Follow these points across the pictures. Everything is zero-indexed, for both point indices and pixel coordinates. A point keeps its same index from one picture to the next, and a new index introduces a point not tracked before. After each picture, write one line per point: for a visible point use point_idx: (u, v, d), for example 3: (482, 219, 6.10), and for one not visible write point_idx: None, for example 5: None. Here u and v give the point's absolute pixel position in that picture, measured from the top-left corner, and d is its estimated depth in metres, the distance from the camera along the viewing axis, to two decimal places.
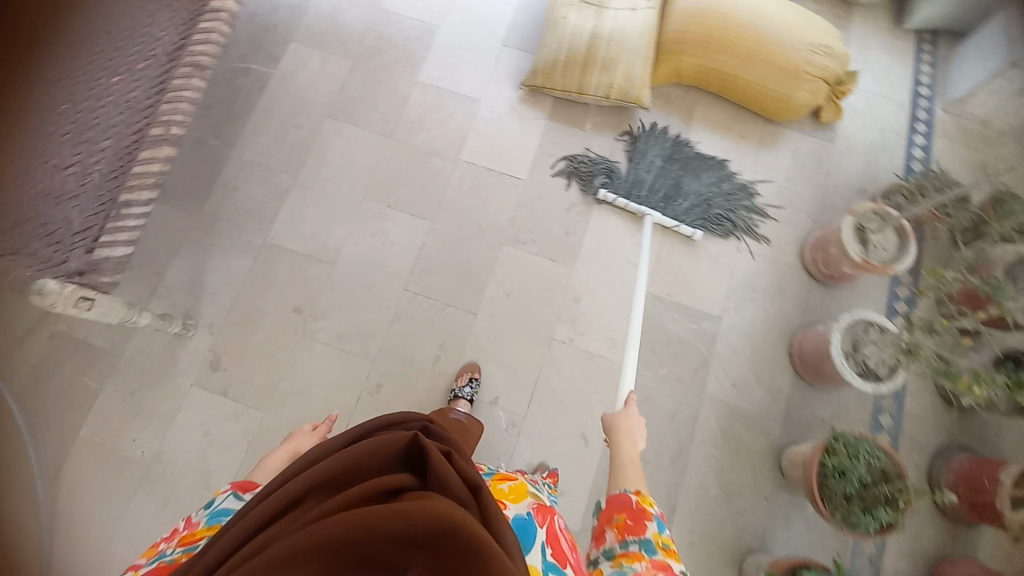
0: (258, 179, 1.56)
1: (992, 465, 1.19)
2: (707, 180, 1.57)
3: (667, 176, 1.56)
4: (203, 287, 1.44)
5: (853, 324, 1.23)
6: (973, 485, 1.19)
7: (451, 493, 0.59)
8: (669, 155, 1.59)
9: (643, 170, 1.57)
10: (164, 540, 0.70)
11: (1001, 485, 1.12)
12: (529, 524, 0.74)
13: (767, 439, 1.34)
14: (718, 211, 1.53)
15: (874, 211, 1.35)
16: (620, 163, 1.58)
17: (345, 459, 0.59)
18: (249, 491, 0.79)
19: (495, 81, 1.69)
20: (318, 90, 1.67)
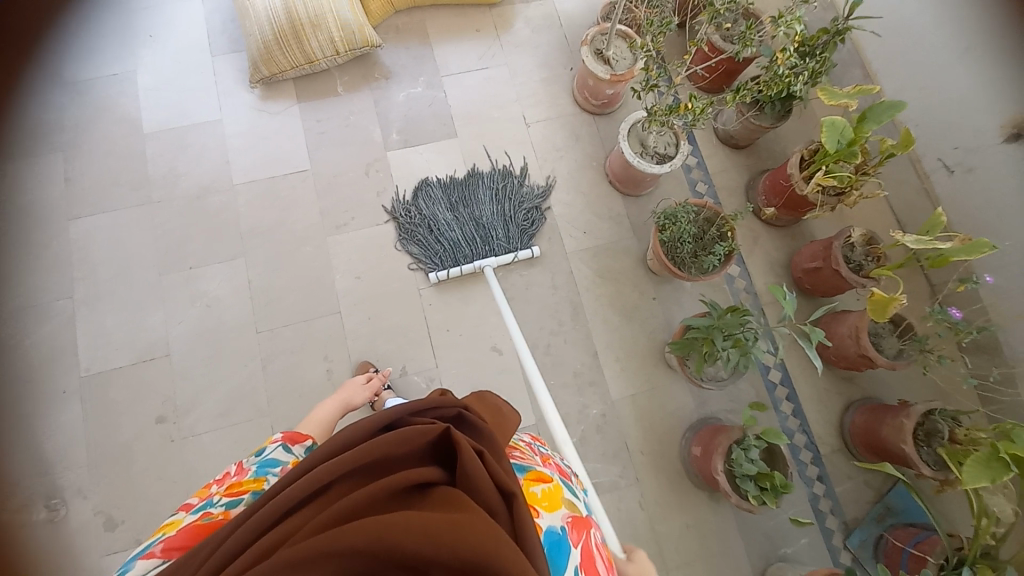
0: (32, 323, 1.33)
1: (781, 170, 1.44)
2: (496, 200, 1.52)
3: (467, 220, 1.49)
4: (45, 459, 1.24)
5: (634, 128, 1.40)
6: (778, 191, 1.44)
7: (481, 495, 0.60)
8: (449, 203, 1.51)
9: (446, 232, 1.47)
10: (215, 482, 0.74)
11: (793, 176, 1.37)
12: (564, 541, 0.71)
13: (631, 256, 1.51)
14: (526, 215, 1.51)
15: (600, 33, 1.50)
16: (424, 233, 1.47)
17: (376, 450, 0.60)
18: (298, 441, 0.84)
19: (225, 94, 1.56)
20: (40, 198, 1.43)
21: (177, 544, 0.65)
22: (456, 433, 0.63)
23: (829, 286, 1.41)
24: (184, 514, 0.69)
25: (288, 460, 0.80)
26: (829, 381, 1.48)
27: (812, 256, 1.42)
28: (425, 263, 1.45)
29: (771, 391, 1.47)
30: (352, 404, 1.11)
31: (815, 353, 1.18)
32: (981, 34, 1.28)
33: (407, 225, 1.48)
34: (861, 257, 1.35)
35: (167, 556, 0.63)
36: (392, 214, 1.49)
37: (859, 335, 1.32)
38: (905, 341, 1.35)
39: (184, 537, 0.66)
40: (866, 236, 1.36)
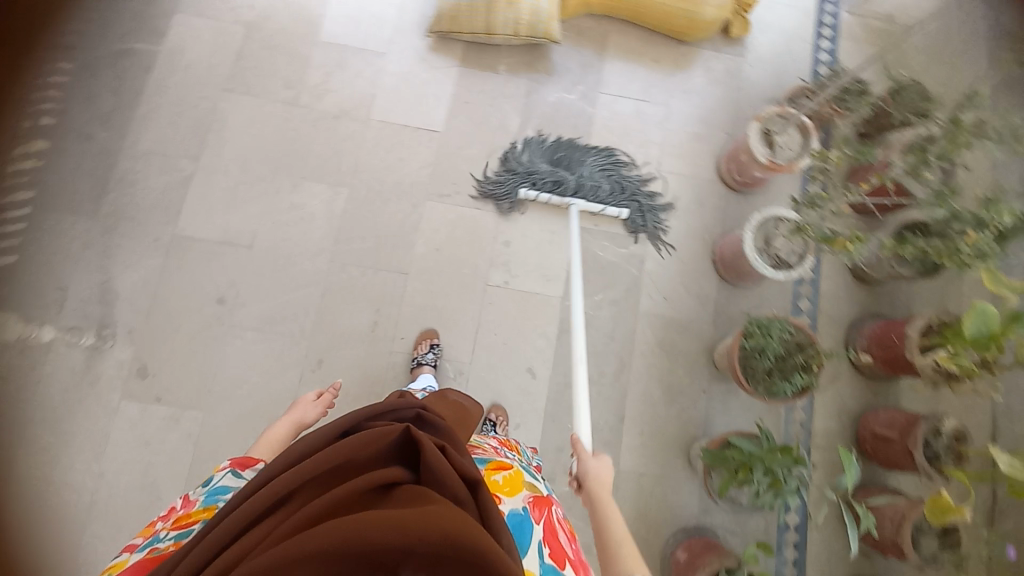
0: (157, 169, 1.46)
1: (897, 324, 1.30)
2: (597, 161, 1.54)
3: (579, 162, 1.53)
4: (118, 290, 1.37)
5: (765, 223, 1.30)
6: (884, 343, 1.31)
7: (447, 488, 0.60)
8: (550, 158, 1.53)
9: (555, 166, 1.52)
10: (161, 518, 0.75)
11: (910, 338, 1.23)
12: (525, 521, 0.76)
13: (700, 341, 1.43)
14: (634, 181, 1.52)
15: (779, 114, 1.40)
16: (534, 158, 1.52)
17: (336, 453, 0.59)
18: (248, 466, 0.83)
19: (400, 33, 1.62)
20: (211, 64, 1.56)
21: None
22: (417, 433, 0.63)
23: (892, 462, 1.27)
24: (129, 555, 0.69)
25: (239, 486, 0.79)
26: (848, 558, 1.34)
27: (888, 423, 1.29)
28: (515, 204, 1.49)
29: (780, 531, 1.36)
30: (303, 425, 1.03)
31: (856, 537, 1.04)
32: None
33: (506, 173, 1.51)
34: (942, 448, 1.18)
35: None
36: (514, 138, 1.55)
37: (902, 522, 1.19)
38: (945, 552, 1.18)
39: (132, 572, 0.66)
40: (958, 430, 1.19)
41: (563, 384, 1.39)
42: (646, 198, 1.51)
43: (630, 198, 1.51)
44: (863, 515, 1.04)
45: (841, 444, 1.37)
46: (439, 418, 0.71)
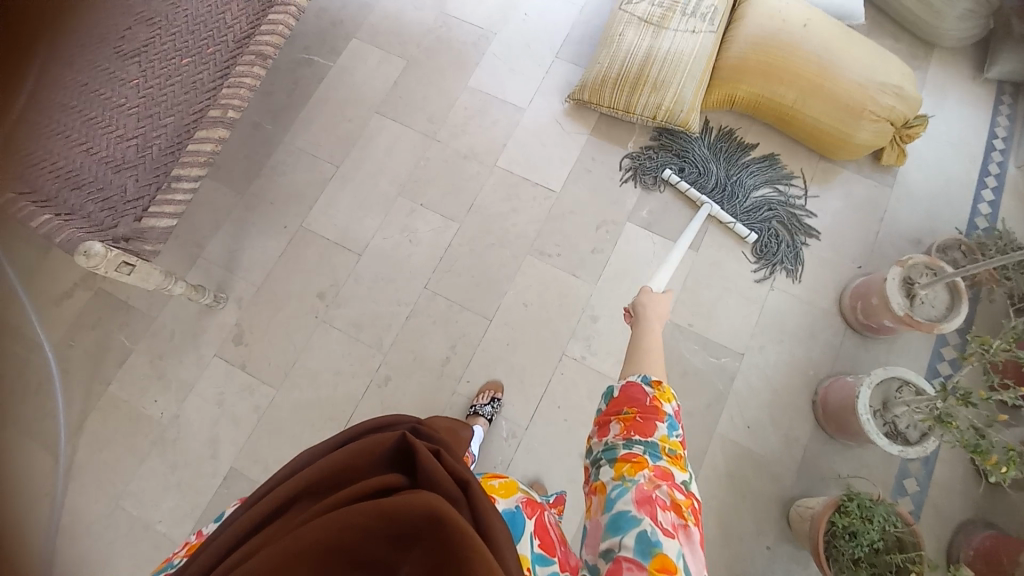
0: (304, 166, 1.63)
1: (1011, 543, 1.12)
2: (750, 174, 1.56)
3: (728, 169, 1.56)
4: (240, 262, 1.51)
5: (886, 382, 1.15)
6: (991, 563, 1.12)
7: (439, 488, 0.57)
8: (713, 151, 1.58)
9: (705, 161, 1.57)
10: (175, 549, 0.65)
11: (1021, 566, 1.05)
12: (517, 516, 0.71)
13: (776, 486, 1.28)
14: (775, 211, 1.52)
15: (926, 265, 1.25)
16: (687, 149, 1.59)
17: (333, 463, 0.57)
18: None
19: (543, 93, 1.70)
20: (372, 85, 1.73)
21: None
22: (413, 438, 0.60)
23: None
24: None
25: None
26: None
27: None
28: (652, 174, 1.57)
29: None
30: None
31: None
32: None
33: (666, 143, 1.59)
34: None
35: None
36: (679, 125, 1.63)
37: None
38: None
39: None
40: None
41: None
42: (780, 233, 1.49)
43: (765, 224, 1.50)
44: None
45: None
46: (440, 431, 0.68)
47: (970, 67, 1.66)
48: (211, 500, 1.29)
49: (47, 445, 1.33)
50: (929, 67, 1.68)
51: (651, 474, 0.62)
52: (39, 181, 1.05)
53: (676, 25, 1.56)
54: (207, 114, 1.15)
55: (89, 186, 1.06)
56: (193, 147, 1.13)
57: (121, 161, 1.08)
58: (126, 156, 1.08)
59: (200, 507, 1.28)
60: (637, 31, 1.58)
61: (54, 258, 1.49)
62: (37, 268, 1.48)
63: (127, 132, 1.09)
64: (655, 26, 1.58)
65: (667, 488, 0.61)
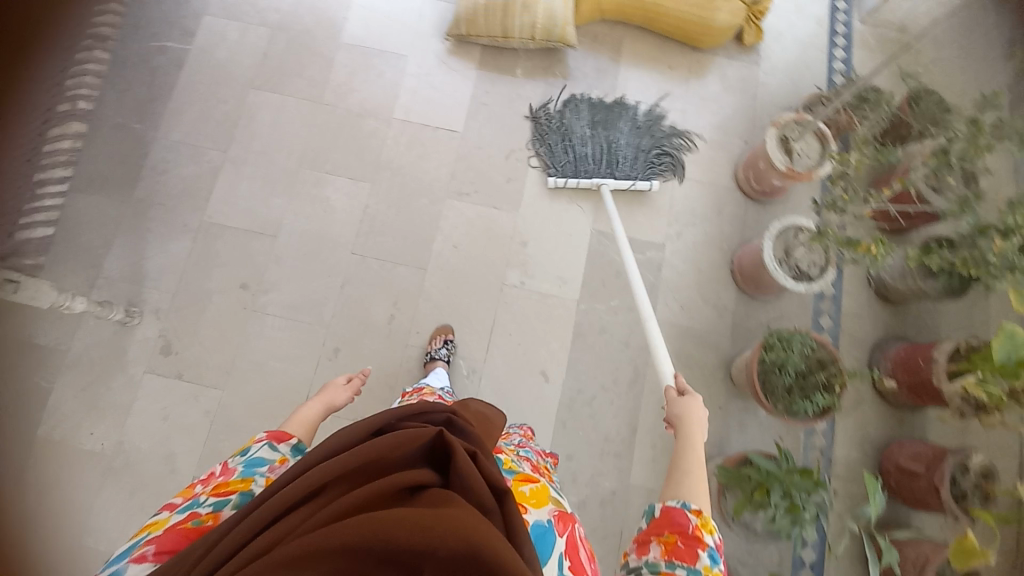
0: (188, 159, 1.51)
1: (922, 348, 1.27)
2: (633, 130, 1.56)
3: (598, 141, 1.54)
4: (146, 273, 1.40)
5: (784, 231, 1.30)
6: (909, 368, 1.28)
7: (471, 494, 0.60)
8: (591, 120, 1.57)
9: (578, 145, 1.53)
10: (201, 481, 0.73)
11: (936, 363, 1.20)
12: (548, 533, 0.73)
13: (717, 353, 1.41)
14: (657, 154, 1.54)
15: (795, 121, 1.39)
16: (554, 142, 1.54)
17: (370, 452, 0.60)
18: (284, 440, 0.80)
19: (422, 35, 1.65)
20: (238, 59, 1.61)
21: (165, 547, 0.64)
22: (451, 437, 0.63)
23: (916, 497, 1.21)
24: (169, 515, 0.68)
25: (275, 459, 0.77)
26: None
27: (915, 457, 1.24)
28: (549, 167, 1.53)
29: (795, 566, 1.28)
30: (333, 407, 0.95)
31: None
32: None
33: (546, 126, 1.56)
34: (969, 486, 1.13)
35: (156, 562, 0.63)
36: (533, 116, 1.58)
37: (926, 567, 1.13)
38: None
39: (173, 540, 0.65)
40: (987, 467, 1.14)
41: (576, 387, 1.38)
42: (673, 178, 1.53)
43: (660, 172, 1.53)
44: (886, 550, 0.92)
45: (864, 471, 1.34)
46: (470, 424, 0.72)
47: None
48: None
49: None
50: None
51: None
52: None
53: None
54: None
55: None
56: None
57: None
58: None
59: None
60: None
61: None
62: None
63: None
64: None
65: None
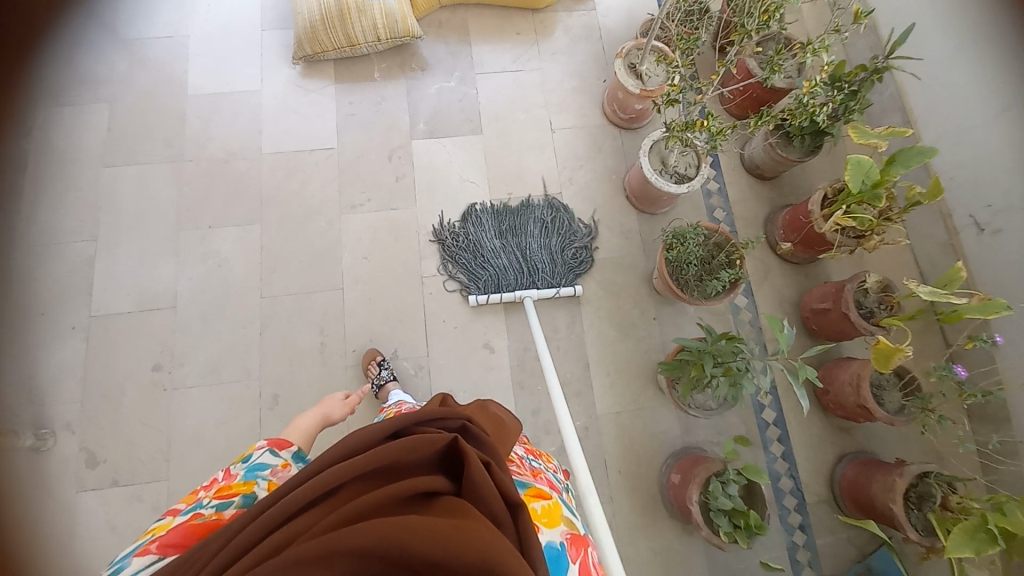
0: (52, 260, 1.39)
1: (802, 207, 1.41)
2: (537, 233, 1.51)
3: (512, 250, 1.48)
4: (43, 389, 1.29)
5: (656, 145, 1.41)
6: (796, 227, 1.42)
7: (486, 504, 0.60)
8: (498, 230, 1.50)
9: (493, 259, 1.47)
10: (203, 486, 0.73)
11: (813, 214, 1.35)
12: (562, 557, 0.71)
13: (637, 272, 1.50)
14: (575, 251, 1.49)
15: (636, 47, 1.49)
16: (469, 259, 1.46)
17: (386, 455, 0.60)
18: (286, 447, 0.80)
19: (269, 66, 1.61)
20: (79, 141, 1.50)
21: (169, 543, 0.64)
22: (467, 446, 0.63)
23: (836, 331, 1.37)
24: (173, 517, 0.68)
25: (277, 463, 0.77)
26: (826, 431, 1.43)
27: (822, 297, 1.39)
28: (469, 286, 1.45)
29: (762, 429, 1.42)
30: (331, 420, 1.03)
31: (803, 392, 1.09)
32: (1009, 98, 1.24)
33: (456, 244, 1.48)
34: (874, 304, 1.31)
35: (162, 554, 0.63)
36: (440, 233, 1.49)
37: (860, 384, 1.28)
38: (909, 399, 1.29)
39: (178, 536, 0.65)
40: (882, 282, 1.31)
41: (522, 347, 1.42)
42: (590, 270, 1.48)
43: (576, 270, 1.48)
44: (804, 370, 1.09)
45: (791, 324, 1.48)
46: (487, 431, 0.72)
47: None
48: None
49: None
50: None
51: None
52: None
53: None
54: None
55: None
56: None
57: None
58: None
59: None
60: None
61: None
62: None
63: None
64: None
65: None
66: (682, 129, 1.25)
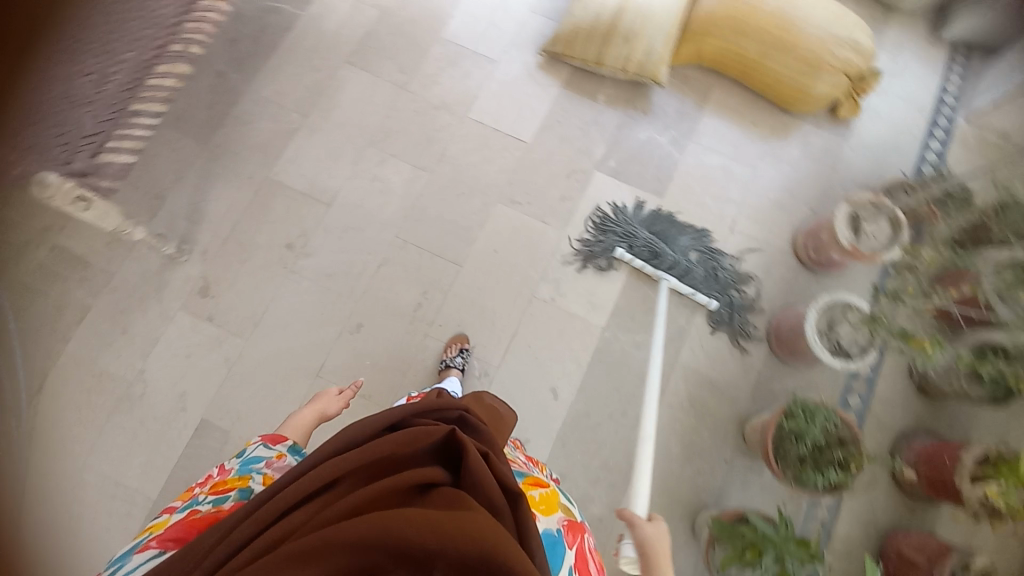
0: (268, 117, 1.59)
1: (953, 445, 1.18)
2: (694, 242, 1.50)
3: (676, 240, 1.49)
4: (204, 213, 1.49)
5: (831, 307, 1.27)
6: (932, 462, 1.19)
7: (483, 495, 0.60)
8: (672, 220, 1.52)
9: (655, 236, 1.49)
10: (201, 482, 0.78)
11: (961, 463, 1.11)
12: (558, 543, 0.74)
13: (733, 408, 1.37)
14: (730, 277, 1.46)
15: (871, 202, 1.36)
16: (634, 223, 1.50)
17: (382, 448, 0.60)
18: (278, 440, 0.87)
19: (516, 46, 1.69)
20: (341, 34, 1.68)
21: (170, 537, 0.69)
22: (463, 437, 0.63)
23: None
24: (172, 515, 0.73)
25: (271, 455, 0.84)
26: None
27: (918, 548, 1.17)
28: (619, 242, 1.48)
29: None
30: (324, 417, 1.06)
31: None
32: None
33: (630, 210, 1.52)
34: None
35: (161, 548, 0.67)
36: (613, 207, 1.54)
37: None
38: None
39: (178, 530, 0.69)
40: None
41: (583, 411, 1.36)
42: (739, 327, 1.42)
43: (726, 289, 1.45)
44: None
45: (863, 552, 1.26)
46: (482, 423, 0.72)
47: (927, 27, 1.75)
48: (181, 452, 1.31)
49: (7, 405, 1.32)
50: (886, 27, 1.77)
51: None
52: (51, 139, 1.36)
53: None
54: (156, 68, 1.51)
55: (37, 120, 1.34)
56: (132, 116, 1.49)
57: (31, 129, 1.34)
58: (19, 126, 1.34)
59: (172, 455, 1.31)
60: None
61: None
62: None
63: (50, 93, 1.34)
64: None
65: None
66: (898, 334, 1.12)
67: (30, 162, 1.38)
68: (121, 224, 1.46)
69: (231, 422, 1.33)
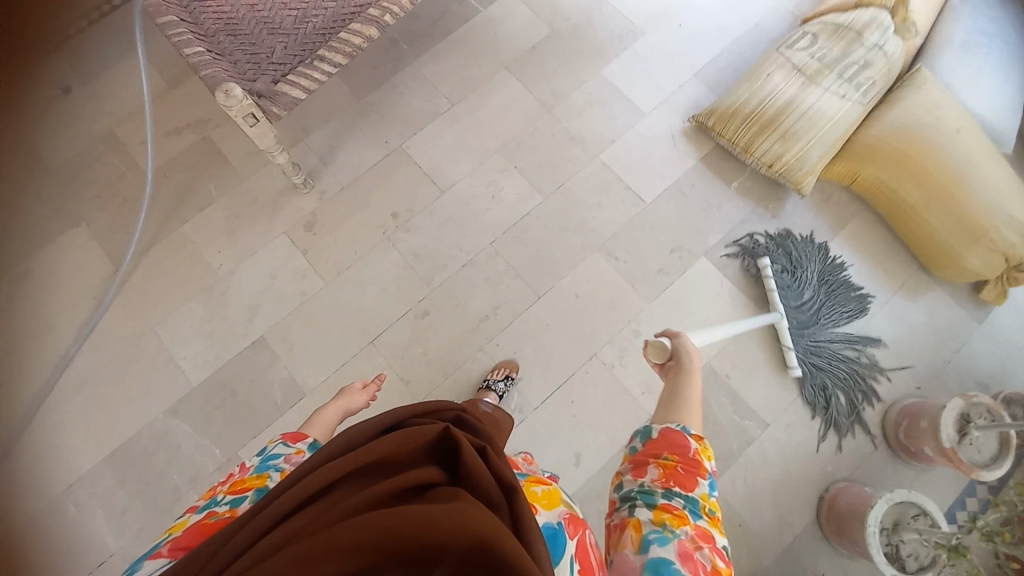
0: (420, 92, 1.66)
1: None
2: (843, 320, 1.46)
3: (825, 301, 1.47)
4: (334, 158, 1.58)
5: (903, 505, 1.15)
6: None
7: (479, 490, 0.56)
8: (841, 287, 1.49)
9: (814, 281, 1.48)
10: (219, 483, 0.74)
11: None
12: (559, 535, 0.64)
13: (753, 558, 1.27)
14: (837, 370, 1.41)
15: (989, 408, 1.20)
16: (804, 258, 1.50)
17: (379, 449, 0.56)
18: (298, 440, 0.84)
19: (670, 107, 1.67)
20: (511, 41, 1.73)
21: (185, 542, 0.62)
22: (458, 433, 0.59)
23: None
24: (189, 516, 0.68)
25: (290, 452, 0.80)
26: None
27: None
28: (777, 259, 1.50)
29: None
30: (348, 413, 1.04)
31: None
32: None
33: (809, 249, 1.52)
34: None
35: (171, 556, 0.60)
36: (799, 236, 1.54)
37: None
38: None
39: (190, 537, 0.63)
40: None
41: (599, 490, 1.31)
42: (833, 419, 1.37)
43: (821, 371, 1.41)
44: None
45: None
46: (479, 423, 0.68)
47: None
48: (229, 361, 1.38)
49: (111, 260, 1.45)
50: None
51: (692, 531, 0.64)
52: (219, 40, 1.21)
53: (827, 85, 1.51)
54: (367, 12, 1.24)
55: (200, 20, 1.21)
56: (321, 54, 1.21)
57: (202, 29, 1.21)
58: (209, 27, 1.21)
59: (221, 360, 1.38)
60: (788, 76, 1.53)
61: (174, 94, 1.61)
62: (160, 98, 1.60)
63: (223, 6, 1.23)
64: (806, 78, 1.52)
65: (707, 551, 0.63)
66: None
67: (211, 66, 1.12)
68: (270, 147, 1.27)
69: (281, 353, 1.39)
